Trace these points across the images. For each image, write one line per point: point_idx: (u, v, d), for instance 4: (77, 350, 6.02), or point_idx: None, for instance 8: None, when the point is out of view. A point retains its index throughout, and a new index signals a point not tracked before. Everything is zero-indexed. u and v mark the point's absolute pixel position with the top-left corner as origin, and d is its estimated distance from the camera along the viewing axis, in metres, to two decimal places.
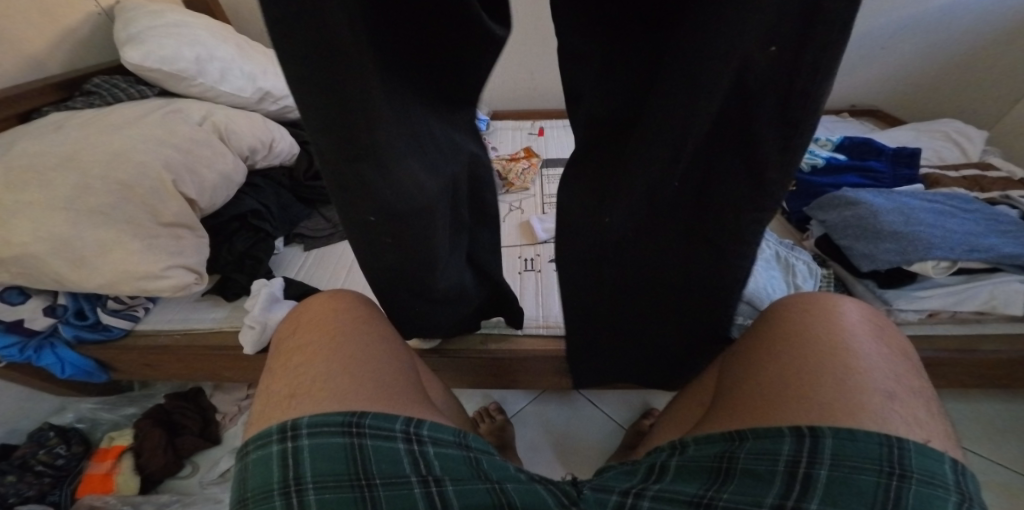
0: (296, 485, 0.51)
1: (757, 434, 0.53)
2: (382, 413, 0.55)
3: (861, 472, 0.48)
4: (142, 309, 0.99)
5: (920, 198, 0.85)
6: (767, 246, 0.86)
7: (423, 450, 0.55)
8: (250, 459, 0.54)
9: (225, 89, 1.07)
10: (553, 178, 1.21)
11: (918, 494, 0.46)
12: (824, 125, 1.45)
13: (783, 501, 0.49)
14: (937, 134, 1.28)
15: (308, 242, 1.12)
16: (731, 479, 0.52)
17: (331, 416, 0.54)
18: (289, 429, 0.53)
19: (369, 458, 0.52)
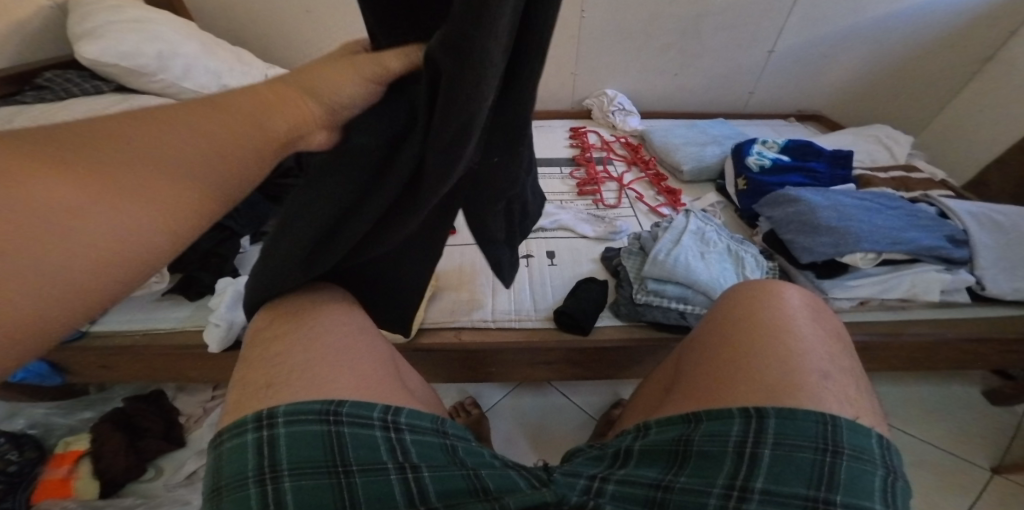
0: (272, 472, 0.53)
1: (712, 418, 0.57)
2: (359, 401, 0.57)
3: (801, 450, 0.53)
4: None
5: (852, 197, 0.93)
6: (720, 240, 0.92)
7: (401, 438, 0.57)
8: (225, 448, 0.55)
9: (188, 85, 1.03)
10: None
11: (850, 470, 0.52)
12: (775, 129, 1.55)
13: (732, 479, 0.54)
14: (871, 138, 1.40)
15: None
16: (687, 459, 0.57)
17: (307, 405, 0.55)
18: (265, 417, 0.55)
19: (347, 448, 0.54)
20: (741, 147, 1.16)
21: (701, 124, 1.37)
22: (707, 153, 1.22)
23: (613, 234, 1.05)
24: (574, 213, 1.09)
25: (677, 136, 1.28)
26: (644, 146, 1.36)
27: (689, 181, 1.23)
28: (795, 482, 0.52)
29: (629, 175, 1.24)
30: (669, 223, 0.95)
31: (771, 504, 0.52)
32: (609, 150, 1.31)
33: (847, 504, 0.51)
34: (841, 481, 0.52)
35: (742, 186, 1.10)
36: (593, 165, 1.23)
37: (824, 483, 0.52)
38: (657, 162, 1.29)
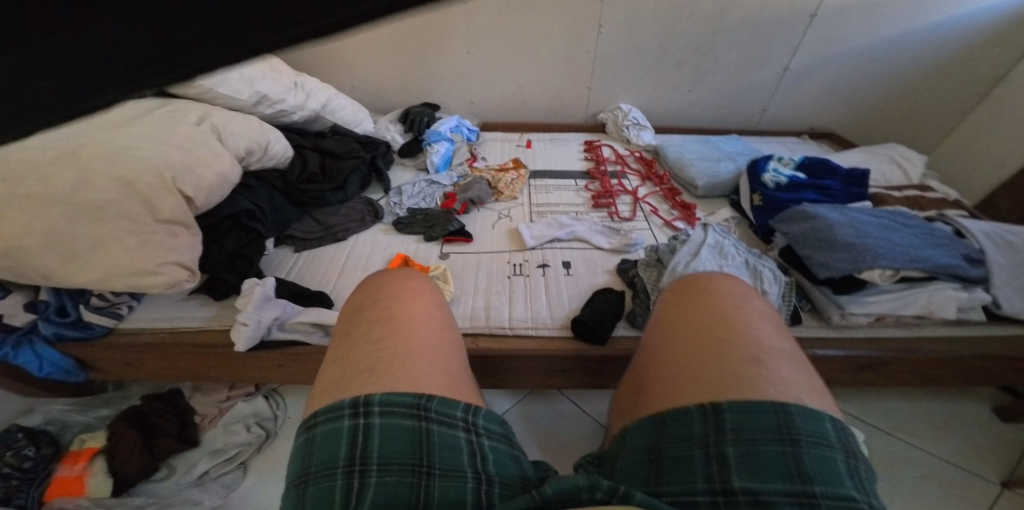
0: (361, 465, 0.53)
1: (672, 430, 0.53)
2: (449, 399, 0.58)
3: (762, 444, 0.49)
4: (126, 307, 0.99)
5: (869, 215, 0.94)
6: (738, 254, 0.93)
7: (480, 442, 0.57)
8: (318, 433, 0.56)
9: (222, 91, 1.05)
10: (541, 189, 1.24)
11: (816, 458, 0.48)
12: (787, 146, 1.57)
13: (708, 485, 0.48)
14: (883, 157, 1.41)
15: (298, 244, 1.10)
16: (659, 470, 0.51)
17: (401, 397, 0.56)
18: (361, 405, 0.56)
19: (433, 445, 0.55)
20: (755, 164, 1.18)
21: (714, 140, 1.39)
22: (722, 168, 1.24)
23: (628, 247, 1.06)
24: (590, 224, 1.12)
25: (691, 151, 1.30)
26: (658, 160, 1.38)
27: (703, 195, 1.24)
28: (772, 480, 0.47)
29: (643, 189, 1.26)
30: (687, 237, 0.96)
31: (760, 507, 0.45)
32: (624, 164, 1.33)
33: (827, 496, 0.46)
34: (809, 470, 0.47)
35: (757, 202, 1.12)
36: (608, 178, 1.25)
37: (798, 474, 0.47)
38: (671, 177, 1.30)
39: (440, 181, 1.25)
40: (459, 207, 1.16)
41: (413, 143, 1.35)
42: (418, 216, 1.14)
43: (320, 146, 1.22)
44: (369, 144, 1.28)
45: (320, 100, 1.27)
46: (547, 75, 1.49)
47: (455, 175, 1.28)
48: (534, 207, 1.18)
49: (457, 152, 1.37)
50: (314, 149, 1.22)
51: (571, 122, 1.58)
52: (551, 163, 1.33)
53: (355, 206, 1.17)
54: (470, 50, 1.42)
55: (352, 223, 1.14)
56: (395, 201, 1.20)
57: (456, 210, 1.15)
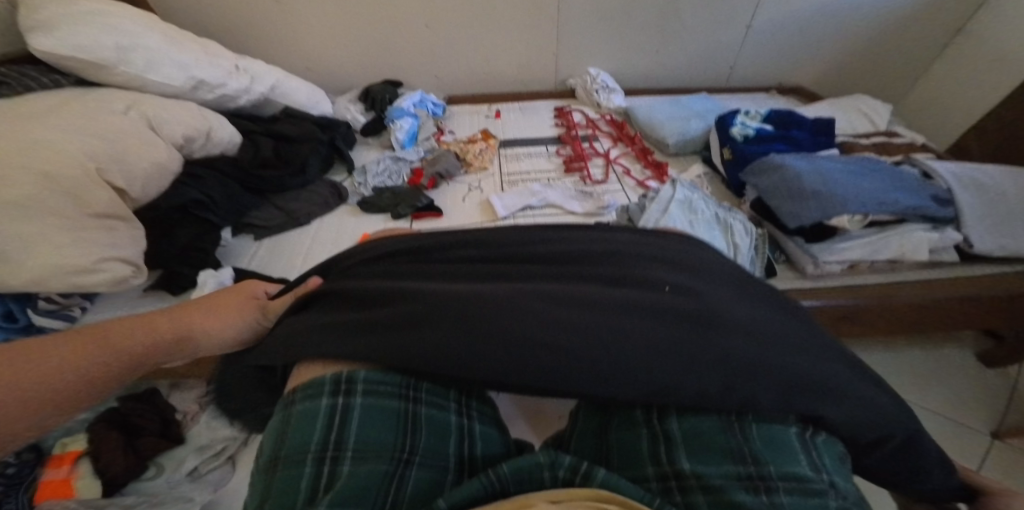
0: (335, 450, 0.45)
1: (615, 415, 0.49)
2: (436, 385, 0.51)
3: (703, 421, 0.45)
4: (79, 309, 0.93)
5: (836, 162, 0.93)
6: (707, 209, 0.91)
7: (472, 426, 0.51)
8: (296, 412, 0.48)
9: (152, 77, 0.99)
10: (511, 157, 1.20)
11: (765, 433, 0.44)
12: (758, 103, 1.54)
13: (657, 469, 0.44)
14: (853, 109, 1.39)
15: (258, 232, 1.06)
16: (609, 455, 0.47)
17: (388, 376, 0.49)
18: (344, 380, 0.49)
19: (420, 427, 0.48)
20: (723, 118, 1.16)
21: (684, 99, 1.36)
22: (692, 126, 1.21)
23: (603, 210, 1.03)
24: (563, 190, 1.08)
25: (661, 111, 1.27)
26: (629, 123, 1.34)
27: (675, 154, 1.22)
28: (712, 459, 0.43)
29: (615, 151, 1.23)
30: (656, 194, 0.94)
31: (710, 491, 0.42)
32: (594, 128, 1.29)
33: (783, 477, 0.41)
34: (760, 452, 0.43)
35: (728, 157, 1.09)
36: (579, 143, 1.22)
37: (750, 456, 0.42)
38: (642, 138, 1.27)
39: (407, 157, 1.20)
40: (427, 182, 1.11)
41: (375, 121, 1.30)
42: (384, 195, 1.09)
43: (273, 130, 1.15)
44: (327, 125, 1.21)
45: (268, 82, 1.18)
46: (509, 44, 1.43)
47: (423, 150, 1.23)
48: (505, 176, 1.14)
49: (423, 126, 1.29)
50: (266, 133, 1.15)
51: (539, 92, 1.53)
52: (520, 132, 1.29)
53: (316, 190, 1.11)
54: (428, 23, 1.36)
55: (315, 207, 1.09)
56: (360, 181, 1.15)
57: (424, 186, 1.11)
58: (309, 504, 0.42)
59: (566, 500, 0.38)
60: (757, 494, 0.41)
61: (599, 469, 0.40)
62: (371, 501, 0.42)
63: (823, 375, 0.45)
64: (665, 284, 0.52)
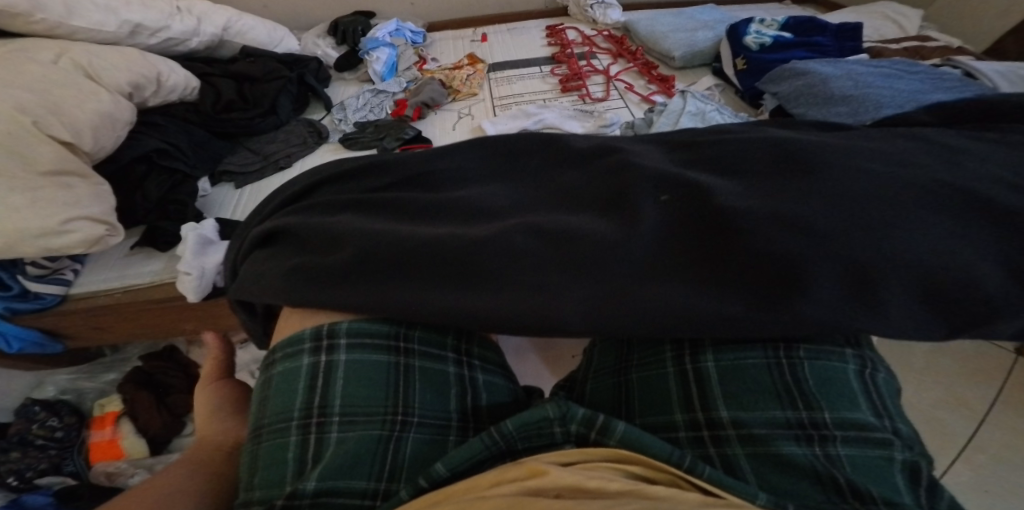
0: (319, 416, 0.36)
1: (638, 347, 0.40)
2: (430, 333, 0.40)
3: (745, 355, 0.36)
4: (71, 271, 0.81)
5: (868, 65, 0.83)
6: (723, 119, 0.82)
7: (473, 377, 0.40)
8: (273, 375, 0.39)
9: (78, 24, 0.83)
10: (502, 81, 1.10)
11: (816, 368, 0.35)
12: (770, 11, 1.40)
13: (688, 415, 0.36)
14: (876, 14, 1.26)
15: (238, 178, 0.94)
16: (630, 394, 0.39)
17: (372, 323, 0.39)
18: (326, 335, 0.39)
19: (416, 384, 0.38)
20: (736, 27, 1.03)
21: (690, 10, 1.23)
22: (700, 37, 1.09)
23: (604, 128, 0.94)
24: (560, 110, 0.98)
25: (665, 23, 1.15)
26: (629, 39, 1.22)
27: (682, 68, 1.11)
28: (762, 402, 0.35)
29: (616, 67, 1.12)
30: (664, 106, 0.86)
31: (753, 442, 0.34)
32: (591, 45, 1.18)
33: (838, 424, 0.34)
34: (812, 391, 0.35)
35: (741, 67, 0.99)
36: (576, 61, 1.11)
37: (799, 398, 0.35)
38: (645, 52, 1.16)
39: (388, 89, 1.10)
40: (411, 112, 1.02)
41: (349, 55, 1.18)
42: (365, 130, 1.00)
43: (229, 71, 1.03)
44: (293, 61, 1.10)
45: (218, 23, 1.05)
46: None
47: (404, 81, 1.12)
48: (496, 101, 1.05)
49: (402, 56, 1.18)
50: (224, 75, 1.03)
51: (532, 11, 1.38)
52: (510, 55, 1.17)
53: (292, 130, 1.02)
54: None
55: (293, 147, 0.99)
56: (340, 117, 1.05)
57: (409, 117, 1.01)
58: (297, 478, 0.34)
59: (579, 462, 0.29)
60: (809, 445, 0.33)
61: (618, 419, 0.31)
62: (367, 471, 0.34)
63: (939, 261, 0.34)
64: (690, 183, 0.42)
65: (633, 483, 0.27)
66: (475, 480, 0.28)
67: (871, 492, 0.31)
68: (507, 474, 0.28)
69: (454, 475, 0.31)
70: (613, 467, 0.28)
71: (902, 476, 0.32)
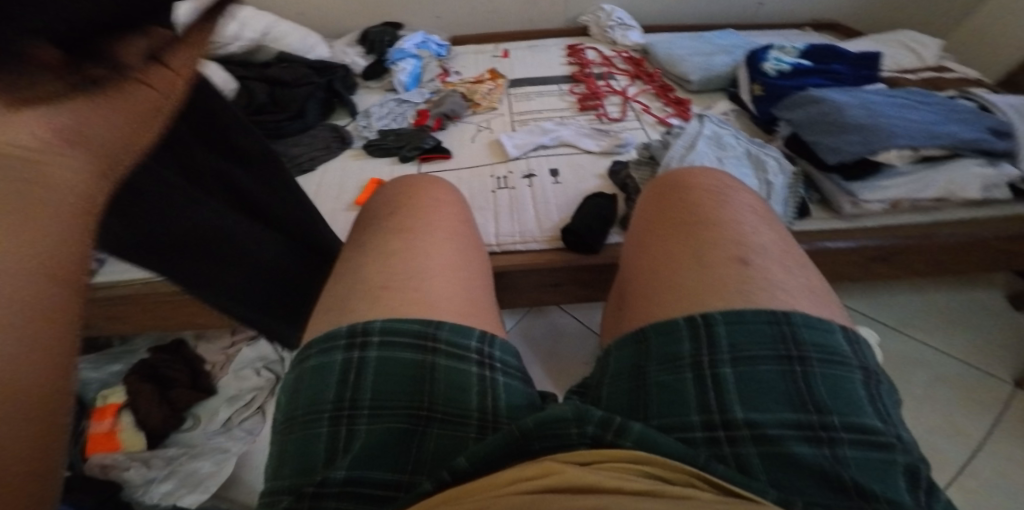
0: (351, 408, 0.37)
1: (657, 355, 0.41)
2: (458, 324, 0.42)
3: (761, 361, 0.39)
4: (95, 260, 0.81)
5: (881, 94, 0.85)
6: (737, 144, 0.86)
7: (494, 379, 0.41)
8: (308, 368, 0.40)
9: None
10: (521, 96, 1.13)
11: (825, 377, 0.38)
12: (789, 38, 1.42)
13: (704, 416, 0.38)
14: (895, 44, 1.27)
15: None
16: (646, 400, 0.40)
17: (404, 322, 0.41)
18: (359, 333, 0.40)
19: (440, 382, 0.39)
20: (756, 53, 1.06)
21: (709, 34, 1.26)
22: (717, 61, 1.12)
23: (619, 147, 0.97)
24: (576, 128, 1.02)
25: (684, 46, 1.18)
26: (649, 60, 1.25)
27: (698, 91, 1.14)
28: (778, 407, 0.37)
29: (633, 88, 1.15)
30: (680, 129, 0.89)
31: (766, 442, 0.36)
32: (610, 65, 1.21)
33: (846, 428, 0.36)
34: (823, 396, 0.37)
35: (758, 92, 1.02)
36: (594, 80, 1.14)
37: (810, 403, 0.37)
38: (662, 74, 1.19)
39: (411, 100, 1.14)
40: (432, 122, 1.05)
41: (376, 64, 1.22)
42: (387, 137, 1.03)
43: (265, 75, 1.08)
44: (324, 68, 1.13)
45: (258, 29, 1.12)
46: None
47: (427, 92, 1.16)
48: (515, 116, 1.08)
49: (426, 68, 1.22)
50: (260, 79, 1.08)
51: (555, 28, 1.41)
52: (531, 70, 1.21)
53: (318, 134, 1.05)
54: None
55: (318, 151, 1.01)
56: (363, 124, 1.09)
57: (430, 127, 1.05)
58: (326, 466, 0.35)
59: (596, 464, 0.30)
60: (818, 446, 0.35)
61: (634, 422, 0.33)
62: (390, 462, 0.35)
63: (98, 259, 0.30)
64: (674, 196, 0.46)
65: (650, 482, 0.28)
66: (495, 478, 0.30)
67: (871, 491, 0.33)
68: (527, 473, 0.29)
69: (477, 470, 0.32)
70: (631, 467, 0.30)
71: (904, 478, 0.34)
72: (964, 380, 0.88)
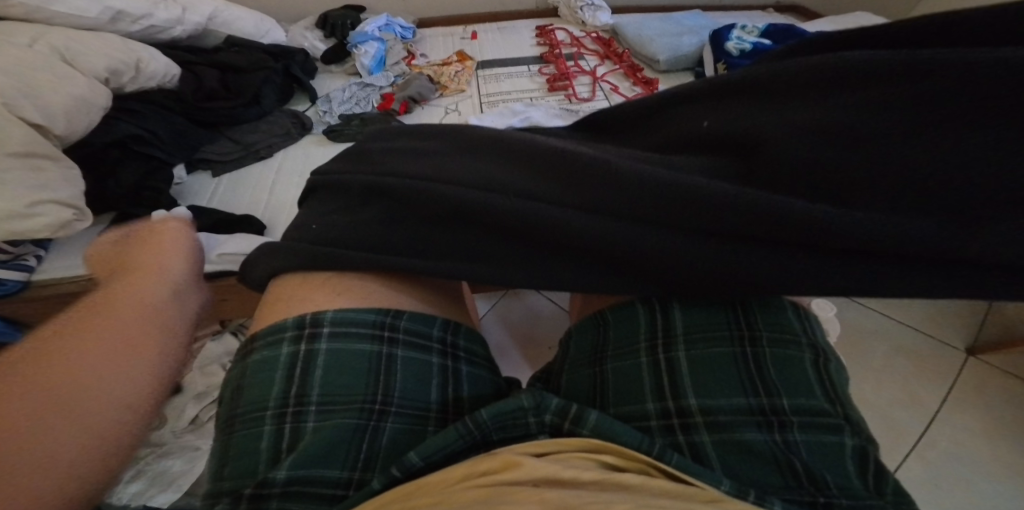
0: (297, 404, 0.35)
1: (618, 339, 0.42)
2: (420, 312, 0.41)
3: (712, 345, 0.39)
4: (34, 257, 0.76)
5: None
6: None
7: (458, 369, 0.40)
8: (253, 364, 0.38)
9: (59, 10, 0.81)
10: (490, 78, 1.11)
11: (775, 359, 0.38)
12: (754, 19, 1.43)
13: (659, 404, 0.37)
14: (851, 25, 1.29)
15: (216, 167, 0.94)
16: (604, 387, 0.39)
17: (357, 313, 0.39)
18: (309, 324, 0.38)
19: (397, 373, 0.38)
20: (720, 33, 1.06)
21: (676, 15, 1.24)
22: (685, 42, 1.11)
23: None
24: (547, 109, 1.00)
25: (652, 27, 1.16)
26: (618, 41, 1.23)
27: (666, 71, 1.13)
28: (732, 391, 0.37)
29: (602, 69, 1.14)
30: None
31: (718, 429, 0.35)
32: (580, 46, 1.19)
33: (795, 410, 0.36)
34: (773, 379, 0.37)
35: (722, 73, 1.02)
36: (564, 60, 1.12)
37: (759, 385, 0.37)
38: (631, 55, 1.17)
39: (375, 83, 1.10)
40: (399, 106, 1.02)
41: (338, 48, 1.17)
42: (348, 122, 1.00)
43: (214, 59, 1.01)
44: (280, 52, 1.07)
45: (204, 12, 1.02)
46: None
47: (392, 75, 1.12)
48: (484, 98, 1.05)
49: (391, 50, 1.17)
50: (208, 64, 1.01)
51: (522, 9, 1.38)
52: (501, 52, 1.18)
53: (277, 120, 1.00)
54: None
55: (276, 138, 0.98)
56: (324, 110, 1.05)
57: (396, 111, 1.02)
58: (271, 465, 0.33)
59: (553, 453, 0.29)
60: (768, 431, 0.35)
61: (591, 410, 0.32)
62: (342, 459, 0.33)
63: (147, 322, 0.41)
64: (702, 120, 0.41)
65: (607, 472, 0.28)
66: (445, 473, 0.28)
67: (824, 479, 0.32)
68: (478, 466, 0.28)
69: (428, 466, 0.31)
70: (587, 457, 0.29)
71: (854, 460, 0.34)
72: (932, 352, 0.90)
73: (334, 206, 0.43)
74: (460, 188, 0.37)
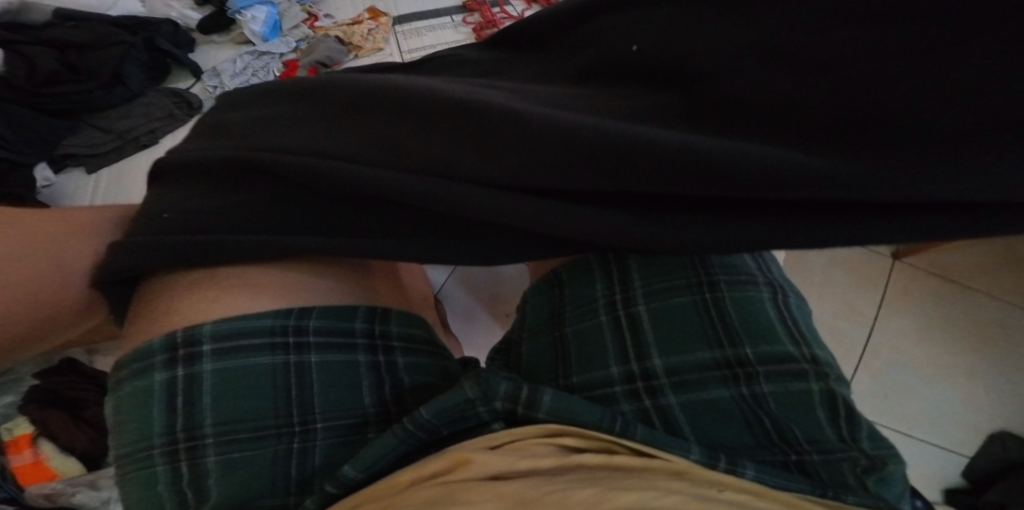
0: (189, 438, 0.32)
1: (573, 302, 0.40)
2: (334, 305, 0.36)
3: (673, 299, 0.37)
4: None
5: None
6: None
7: (392, 362, 0.37)
8: (124, 397, 0.33)
9: None
10: (410, 33, 1.02)
11: (737, 305, 0.37)
12: None
13: (624, 368, 0.36)
14: None
15: (87, 162, 0.85)
16: (568, 356, 0.37)
17: (253, 320, 0.34)
18: (183, 344, 0.33)
19: (313, 382, 0.34)
20: None
21: None
22: None
23: None
24: None
25: None
26: None
27: None
28: (694, 346, 0.36)
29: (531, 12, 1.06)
30: None
31: (685, 388, 0.34)
32: None
33: (760, 361, 0.34)
34: (736, 329, 0.36)
35: None
36: (489, 6, 1.03)
37: (726, 336, 0.35)
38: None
39: (273, 50, 0.99)
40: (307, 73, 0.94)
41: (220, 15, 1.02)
42: None
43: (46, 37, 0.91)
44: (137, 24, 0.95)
45: None
46: None
47: (292, 40, 1.01)
48: (405, 55, 0.98)
49: (286, 14, 1.04)
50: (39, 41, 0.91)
51: None
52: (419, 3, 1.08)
53: (153, 101, 0.90)
54: None
55: (157, 122, 0.88)
56: (214, 84, 0.94)
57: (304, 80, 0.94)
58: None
59: (505, 444, 0.27)
60: (735, 385, 0.33)
61: (544, 390, 0.29)
62: (268, 484, 0.32)
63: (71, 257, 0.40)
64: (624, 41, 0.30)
65: (565, 457, 0.25)
66: (393, 480, 0.25)
67: (794, 434, 0.31)
68: (429, 467, 0.25)
69: (366, 477, 0.28)
70: (545, 443, 0.27)
71: (825, 406, 0.32)
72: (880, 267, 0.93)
73: (205, 191, 0.36)
74: (343, 165, 0.30)
